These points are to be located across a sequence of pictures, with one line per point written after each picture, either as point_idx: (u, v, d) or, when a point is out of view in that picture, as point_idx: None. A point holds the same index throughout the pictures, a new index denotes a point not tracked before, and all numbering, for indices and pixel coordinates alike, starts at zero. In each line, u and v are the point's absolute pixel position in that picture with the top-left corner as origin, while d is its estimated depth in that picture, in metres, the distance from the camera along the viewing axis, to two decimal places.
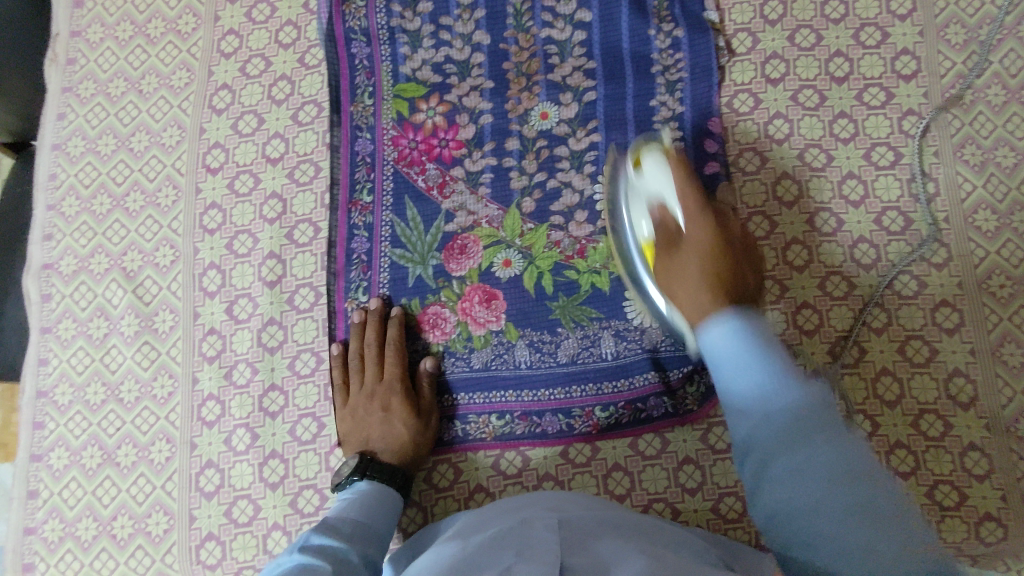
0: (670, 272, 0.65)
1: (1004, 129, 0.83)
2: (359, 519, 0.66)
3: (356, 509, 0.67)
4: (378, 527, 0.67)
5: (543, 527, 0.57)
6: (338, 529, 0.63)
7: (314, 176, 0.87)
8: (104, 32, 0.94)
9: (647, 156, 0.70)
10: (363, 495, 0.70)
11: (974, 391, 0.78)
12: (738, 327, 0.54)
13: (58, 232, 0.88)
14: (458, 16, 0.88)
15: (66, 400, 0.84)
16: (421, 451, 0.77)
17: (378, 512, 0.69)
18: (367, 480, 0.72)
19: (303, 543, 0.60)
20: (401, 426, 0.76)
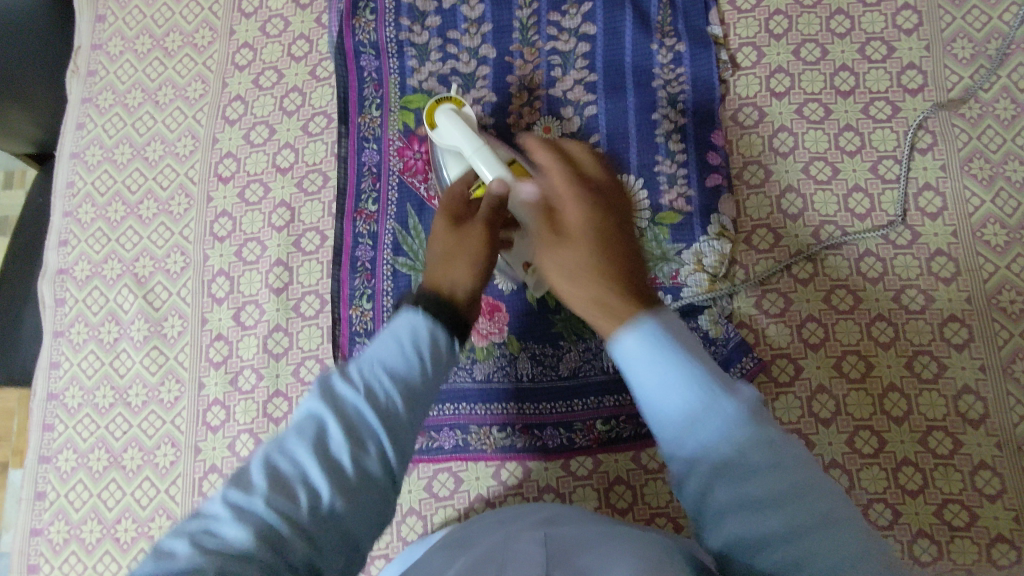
0: (461, 216, 0.69)
1: (1012, 143, 0.82)
2: (404, 381, 0.52)
3: (404, 363, 0.52)
4: (425, 405, 0.54)
5: (536, 542, 0.56)
6: (370, 385, 0.51)
7: (322, 185, 0.88)
8: (123, 45, 0.96)
9: (442, 114, 0.77)
10: (421, 348, 0.54)
11: (984, 408, 0.76)
12: (658, 346, 0.49)
13: (73, 238, 0.91)
14: (465, 31, 0.89)
15: (76, 404, 0.85)
16: (469, 273, 0.63)
17: (431, 378, 0.54)
18: (432, 324, 0.56)
19: (324, 388, 0.51)
20: (463, 269, 0.63)
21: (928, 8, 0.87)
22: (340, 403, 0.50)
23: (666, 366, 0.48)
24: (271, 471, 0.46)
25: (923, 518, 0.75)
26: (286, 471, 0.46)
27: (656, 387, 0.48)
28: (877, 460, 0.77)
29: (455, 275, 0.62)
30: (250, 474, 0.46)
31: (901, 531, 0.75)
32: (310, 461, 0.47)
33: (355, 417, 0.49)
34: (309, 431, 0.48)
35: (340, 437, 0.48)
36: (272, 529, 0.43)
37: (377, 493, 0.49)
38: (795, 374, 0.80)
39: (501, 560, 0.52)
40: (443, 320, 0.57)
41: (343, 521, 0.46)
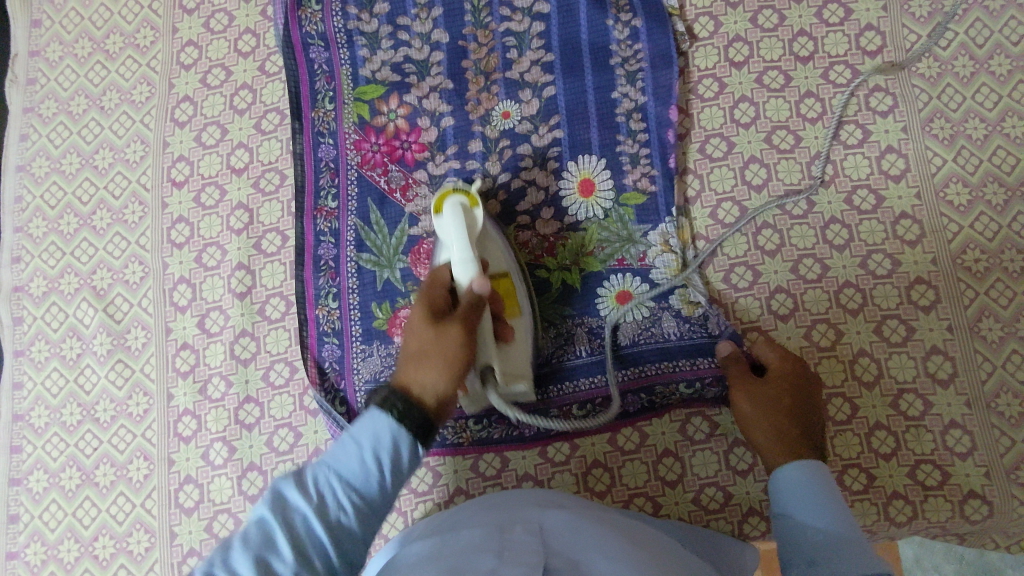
0: (420, 357, 0.65)
1: (972, 101, 0.82)
2: (356, 499, 0.55)
3: (358, 478, 0.55)
4: (381, 514, 0.57)
5: (525, 531, 0.55)
6: (323, 499, 0.54)
7: (280, 184, 0.86)
8: (62, 50, 0.93)
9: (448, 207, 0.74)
10: (380, 456, 0.56)
11: (953, 367, 0.77)
12: (809, 487, 0.64)
13: (26, 254, 0.88)
14: (415, 16, 0.87)
15: (43, 423, 0.83)
16: (442, 375, 0.63)
17: (388, 494, 0.57)
18: (394, 429, 0.57)
19: (275, 497, 0.54)
20: (438, 369, 0.63)
21: None
22: (290, 514, 0.53)
23: (825, 512, 0.61)
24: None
25: (896, 480, 0.76)
26: (229, 574, 0.49)
27: (812, 523, 0.61)
28: (850, 426, 0.77)
29: (427, 378, 0.62)
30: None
31: (875, 494, 0.76)
32: (252, 568, 0.49)
33: (305, 532, 0.52)
34: (253, 539, 0.51)
35: (284, 542, 0.51)
36: None
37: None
38: None
39: (492, 549, 0.52)
40: (409, 423, 0.57)
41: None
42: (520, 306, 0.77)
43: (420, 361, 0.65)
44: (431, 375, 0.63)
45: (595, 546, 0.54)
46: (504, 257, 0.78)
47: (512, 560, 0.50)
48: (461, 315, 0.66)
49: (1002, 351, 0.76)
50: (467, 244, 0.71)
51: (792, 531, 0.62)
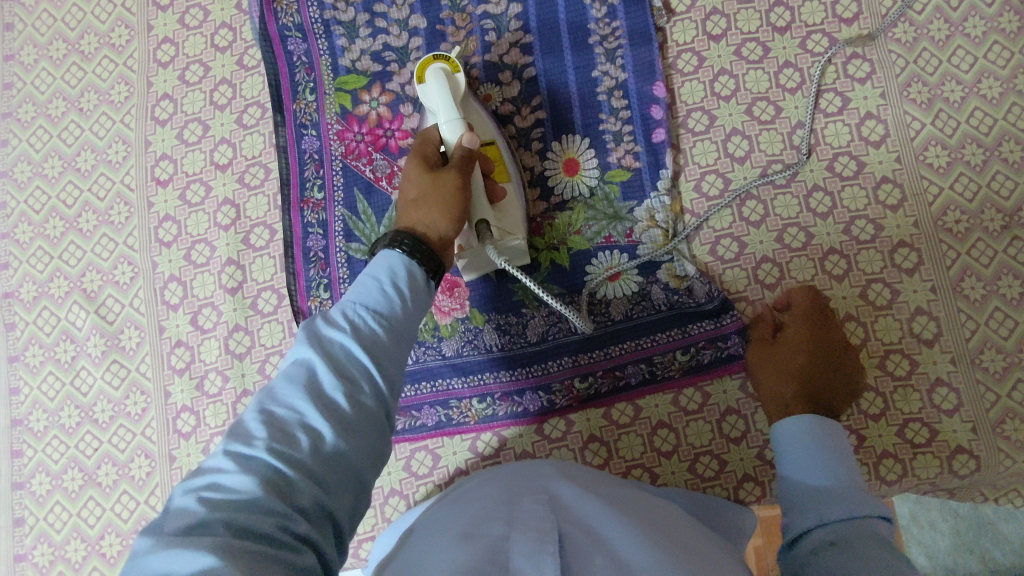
0: (420, 191, 0.65)
1: (948, 64, 0.82)
2: (387, 320, 0.53)
3: (384, 304, 0.54)
4: (409, 339, 0.55)
5: (533, 499, 0.56)
6: (356, 328, 0.52)
7: (265, 178, 0.86)
8: (37, 54, 0.92)
9: (432, 72, 0.73)
10: (399, 285, 0.56)
11: (938, 327, 0.78)
12: (810, 440, 0.63)
13: (14, 260, 0.88)
14: (392, 2, 0.87)
15: (42, 427, 0.84)
16: (443, 216, 0.63)
17: (411, 320, 0.56)
18: (408, 262, 0.57)
19: (308, 336, 0.51)
20: (437, 211, 0.63)
21: None
22: (328, 347, 0.50)
23: (824, 465, 0.61)
24: (268, 417, 0.46)
25: (886, 439, 0.77)
26: (280, 415, 0.46)
27: (809, 478, 0.61)
28: None
29: (425, 217, 0.62)
30: (246, 423, 0.46)
31: (866, 453, 0.77)
32: (308, 406, 0.47)
33: (344, 358, 0.50)
34: (297, 377, 0.48)
35: (330, 376, 0.48)
36: (276, 469, 0.43)
37: (373, 415, 0.50)
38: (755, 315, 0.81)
39: (502, 519, 0.52)
40: (418, 259, 0.58)
41: (346, 453, 0.47)
42: (509, 176, 0.77)
43: (421, 201, 0.64)
44: (430, 210, 0.63)
45: (603, 512, 0.55)
46: (488, 126, 0.79)
47: (522, 526, 0.51)
48: (455, 162, 0.66)
49: (985, 309, 0.78)
50: (453, 108, 0.70)
51: (788, 487, 0.62)
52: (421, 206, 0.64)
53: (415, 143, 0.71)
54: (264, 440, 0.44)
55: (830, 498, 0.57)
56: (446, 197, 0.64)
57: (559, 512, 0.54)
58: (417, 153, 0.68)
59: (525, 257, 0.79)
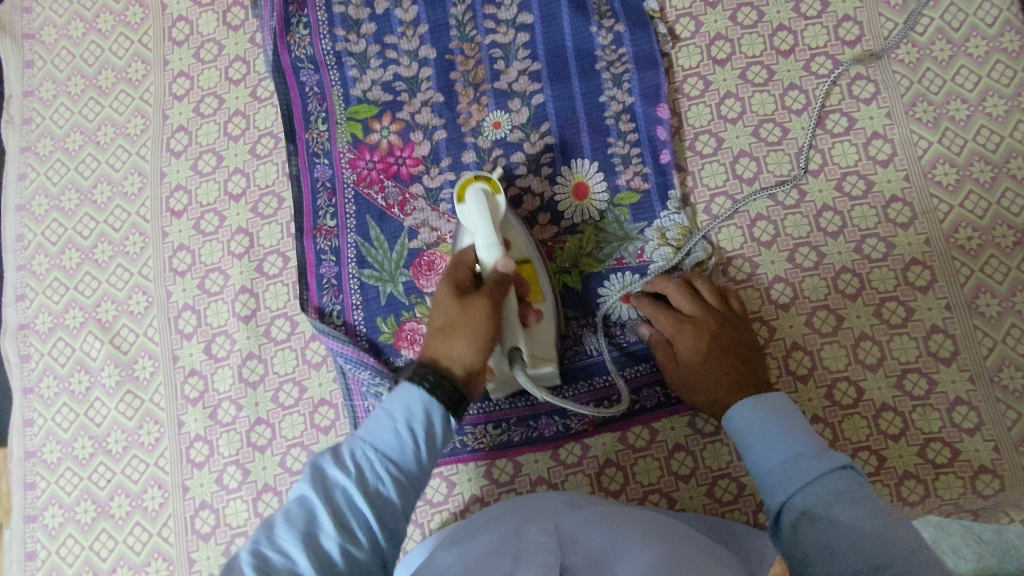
0: (447, 321, 0.65)
1: (952, 83, 0.83)
2: (393, 469, 0.55)
3: (397, 449, 0.56)
4: (416, 490, 0.57)
5: (541, 533, 0.55)
6: (364, 473, 0.54)
7: (278, 207, 0.87)
8: (56, 89, 0.94)
9: (472, 194, 0.72)
10: (413, 429, 0.57)
11: (954, 345, 0.78)
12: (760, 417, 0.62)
13: (30, 291, 0.89)
14: (402, 34, 0.88)
15: (55, 458, 0.84)
16: (471, 349, 0.63)
17: (424, 465, 0.57)
18: (428, 402, 0.57)
19: (315, 473, 0.53)
20: (468, 335, 0.64)
21: None
22: (331, 489, 0.53)
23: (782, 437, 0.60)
24: (261, 557, 0.49)
25: (907, 460, 0.76)
26: (275, 557, 0.49)
27: (774, 452, 0.59)
28: (856, 410, 0.78)
29: (455, 353, 0.63)
30: (241, 558, 0.49)
31: (887, 475, 0.76)
32: (298, 550, 0.49)
33: (346, 507, 0.52)
34: (297, 519, 0.51)
35: (328, 523, 0.51)
36: None
37: (365, 567, 0.52)
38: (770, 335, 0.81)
39: (508, 553, 0.51)
40: (439, 396, 0.58)
41: None
42: (543, 296, 0.76)
43: (449, 333, 0.64)
44: (460, 345, 0.63)
45: (613, 543, 0.54)
46: (525, 243, 0.78)
47: (527, 559, 0.50)
48: (488, 288, 0.66)
49: (1001, 325, 0.77)
50: (491, 229, 0.69)
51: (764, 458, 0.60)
52: (447, 335, 0.64)
53: (450, 263, 0.71)
54: None
55: (802, 465, 0.56)
56: (475, 333, 0.64)
57: (566, 546, 0.53)
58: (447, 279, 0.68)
59: (556, 377, 0.78)
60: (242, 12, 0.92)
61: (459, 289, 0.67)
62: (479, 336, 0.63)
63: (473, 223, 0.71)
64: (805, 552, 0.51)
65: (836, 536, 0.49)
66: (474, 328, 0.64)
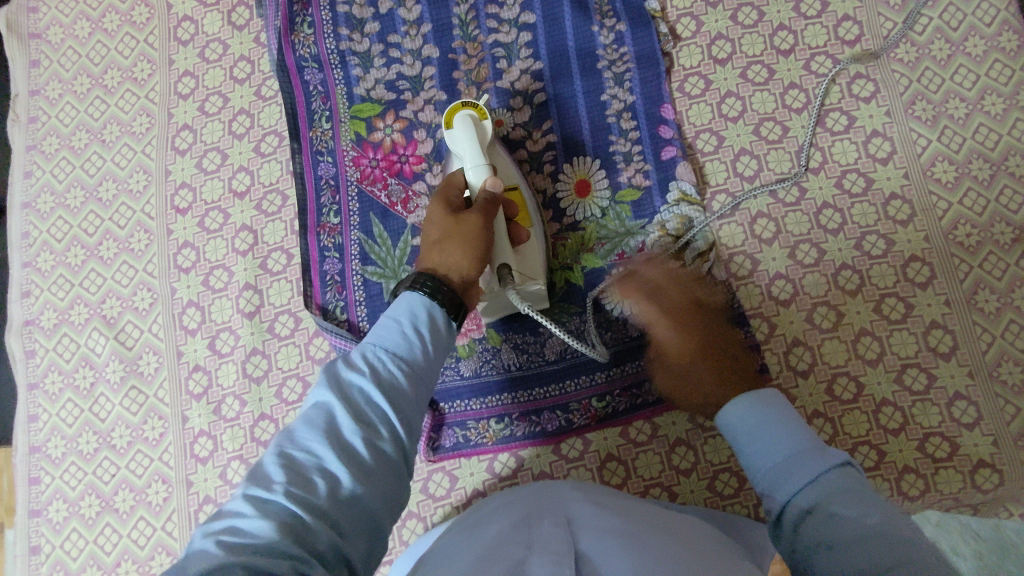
0: (438, 237, 0.65)
1: (950, 82, 0.84)
2: (406, 364, 0.55)
3: (405, 346, 0.56)
4: (427, 386, 0.57)
5: (550, 521, 0.56)
6: (376, 372, 0.54)
7: (282, 205, 0.88)
8: (62, 88, 0.95)
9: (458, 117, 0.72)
10: (419, 329, 0.57)
11: (953, 340, 0.78)
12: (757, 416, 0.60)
13: (35, 288, 0.89)
14: (405, 33, 0.89)
15: (60, 453, 0.84)
16: (467, 259, 0.63)
17: (431, 362, 0.57)
18: (427, 304, 0.58)
19: (329, 377, 0.53)
20: (466, 232, 0.64)
21: None
22: (347, 390, 0.52)
23: (777, 437, 0.58)
24: (288, 461, 0.47)
25: (907, 455, 0.77)
26: (302, 458, 0.48)
27: (766, 450, 0.58)
28: (856, 405, 0.78)
29: (449, 260, 0.63)
30: (265, 467, 0.47)
31: (888, 469, 0.77)
32: (325, 447, 0.48)
33: (365, 403, 0.51)
34: (318, 420, 0.50)
35: (350, 420, 0.50)
36: (294, 515, 0.44)
37: (389, 459, 0.51)
38: (771, 331, 0.81)
39: (520, 542, 0.52)
40: (440, 299, 0.59)
41: (366, 499, 0.48)
42: (532, 221, 0.77)
43: (441, 244, 0.64)
44: (451, 253, 0.63)
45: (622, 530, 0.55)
46: (511, 170, 0.79)
47: (540, 548, 0.51)
48: (478, 203, 0.66)
49: (1000, 321, 0.78)
50: (478, 149, 0.70)
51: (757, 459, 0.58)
52: (439, 248, 0.64)
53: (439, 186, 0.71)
54: (281, 480, 0.45)
55: (796, 465, 0.55)
56: (468, 242, 0.64)
57: (577, 534, 0.54)
58: (438, 198, 0.68)
59: (545, 301, 0.80)
60: (247, 12, 0.93)
61: (449, 206, 0.67)
62: (474, 247, 0.63)
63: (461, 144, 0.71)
64: (805, 546, 0.49)
65: (835, 531, 0.47)
66: (466, 243, 0.64)
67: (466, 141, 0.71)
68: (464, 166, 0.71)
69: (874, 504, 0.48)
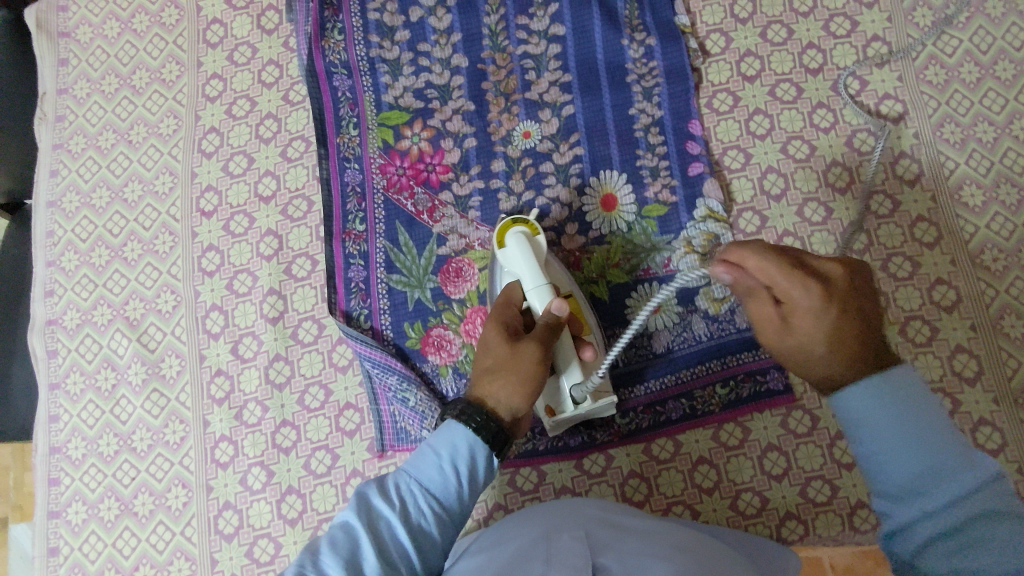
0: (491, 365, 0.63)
1: (980, 106, 0.84)
2: (437, 504, 0.54)
3: (440, 483, 0.55)
4: (455, 524, 0.56)
5: (570, 537, 0.56)
6: (407, 508, 0.53)
7: (307, 211, 0.88)
8: (89, 87, 0.95)
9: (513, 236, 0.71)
10: (458, 466, 0.56)
11: (978, 365, 0.78)
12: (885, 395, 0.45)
13: (59, 287, 0.89)
14: (435, 42, 0.89)
15: (80, 454, 0.84)
16: (516, 402, 0.61)
17: (464, 502, 0.56)
18: (471, 439, 0.56)
19: (362, 503, 0.53)
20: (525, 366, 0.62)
21: None
22: (376, 520, 0.52)
23: (894, 432, 0.44)
24: None
25: None
26: None
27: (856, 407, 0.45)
28: None
29: (501, 400, 0.60)
30: None
31: None
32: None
33: (391, 538, 0.51)
34: (343, 546, 0.49)
35: (374, 556, 0.49)
36: None
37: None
38: None
39: (540, 557, 0.52)
40: (484, 436, 0.57)
41: None
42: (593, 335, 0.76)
43: (493, 374, 0.62)
44: (501, 389, 0.61)
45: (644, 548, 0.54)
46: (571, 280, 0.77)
47: (558, 564, 0.50)
48: (539, 333, 0.65)
49: None
50: (538, 273, 0.70)
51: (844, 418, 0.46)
52: (490, 375, 0.62)
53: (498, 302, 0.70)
54: None
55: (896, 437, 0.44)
56: (519, 375, 0.62)
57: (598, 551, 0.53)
58: (495, 321, 0.67)
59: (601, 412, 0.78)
60: (276, 16, 0.93)
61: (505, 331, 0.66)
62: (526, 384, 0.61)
63: (516, 261, 0.71)
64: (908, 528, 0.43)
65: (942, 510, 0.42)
66: (517, 375, 0.62)
67: (522, 259, 0.70)
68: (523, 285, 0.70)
69: (1013, 516, 0.40)
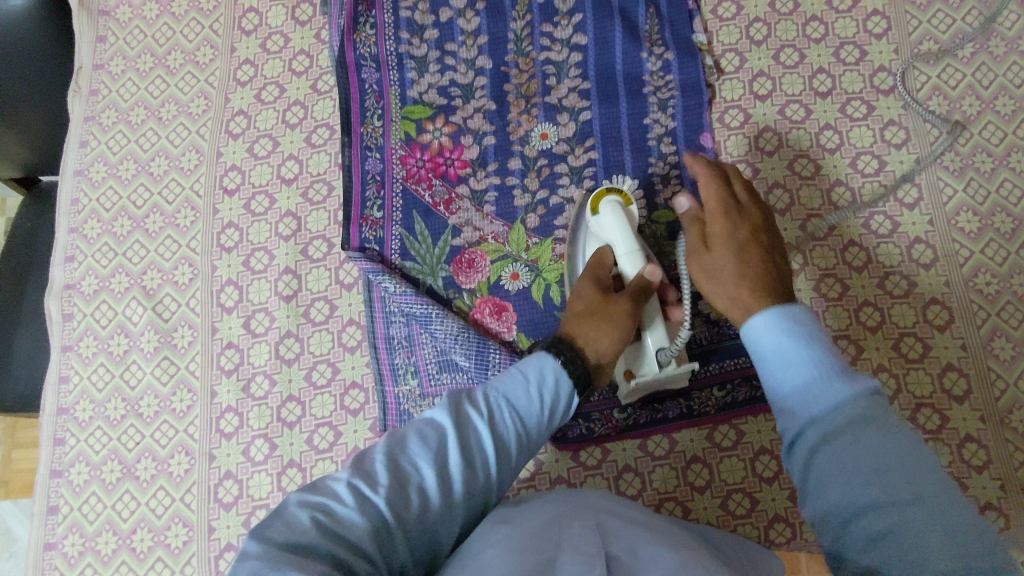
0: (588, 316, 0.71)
1: (979, 137, 0.87)
2: (520, 421, 0.61)
3: (525, 405, 0.62)
4: (531, 443, 0.63)
5: (581, 522, 0.57)
6: (494, 416, 0.60)
7: (327, 195, 0.91)
8: (125, 64, 0.98)
9: (608, 203, 0.77)
10: (542, 392, 0.63)
11: (967, 384, 0.81)
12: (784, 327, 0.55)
13: (80, 253, 0.92)
14: (462, 43, 0.93)
15: (87, 417, 0.86)
16: (613, 345, 0.70)
17: (543, 425, 0.63)
18: (558, 371, 0.64)
19: (458, 405, 0.59)
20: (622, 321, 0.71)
21: (896, 14, 0.92)
22: (467, 423, 0.58)
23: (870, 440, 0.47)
24: (395, 466, 0.54)
25: None
26: (407, 469, 0.54)
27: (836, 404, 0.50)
28: None
29: (600, 342, 0.70)
30: (374, 462, 0.54)
31: None
32: (428, 468, 0.54)
33: (477, 442, 0.58)
34: (432, 439, 0.56)
35: (457, 454, 0.56)
36: (382, 520, 0.50)
37: (474, 495, 0.57)
38: None
39: (552, 538, 0.54)
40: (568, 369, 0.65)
41: (440, 526, 0.54)
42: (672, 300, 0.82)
43: (592, 323, 0.70)
44: (601, 336, 0.70)
45: (650, 541, 0.56)
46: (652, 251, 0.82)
47: (570, 548, 0.52)
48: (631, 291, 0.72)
49: (1014, 369, 0.80)
50: (632, 241, 0.75)
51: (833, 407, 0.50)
52: (585, 323, 0.71)
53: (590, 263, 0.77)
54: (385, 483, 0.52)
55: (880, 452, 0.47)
56: (617, 325, 0.71)
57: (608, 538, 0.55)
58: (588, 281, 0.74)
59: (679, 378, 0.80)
60: (311, 9, 0.97)
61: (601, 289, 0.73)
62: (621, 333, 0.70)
63: (609, 227, 0.76)
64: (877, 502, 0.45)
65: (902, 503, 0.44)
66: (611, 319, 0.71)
67: (616, 229, 0.76)
68: (616, 250, 0.77)
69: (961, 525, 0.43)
